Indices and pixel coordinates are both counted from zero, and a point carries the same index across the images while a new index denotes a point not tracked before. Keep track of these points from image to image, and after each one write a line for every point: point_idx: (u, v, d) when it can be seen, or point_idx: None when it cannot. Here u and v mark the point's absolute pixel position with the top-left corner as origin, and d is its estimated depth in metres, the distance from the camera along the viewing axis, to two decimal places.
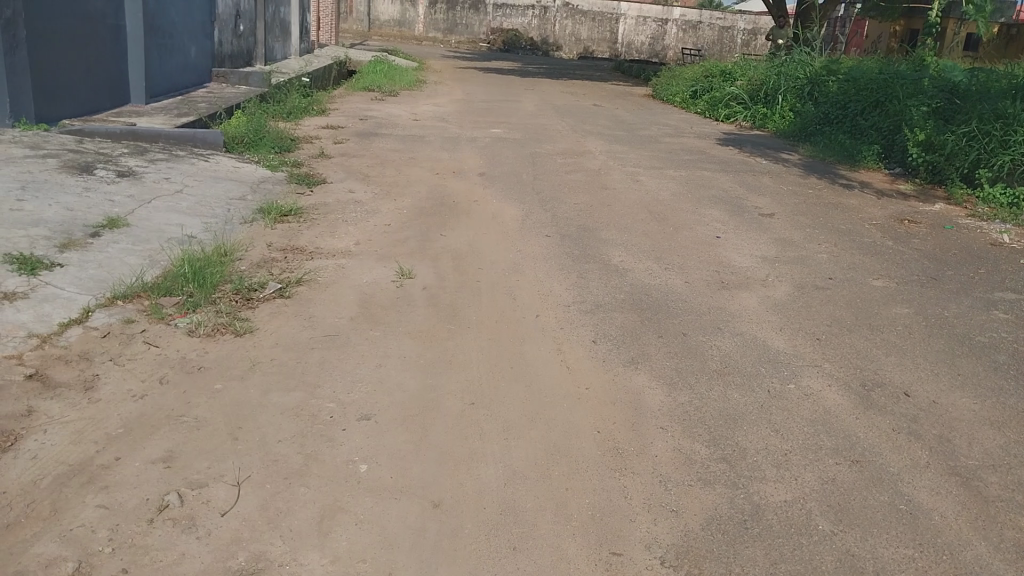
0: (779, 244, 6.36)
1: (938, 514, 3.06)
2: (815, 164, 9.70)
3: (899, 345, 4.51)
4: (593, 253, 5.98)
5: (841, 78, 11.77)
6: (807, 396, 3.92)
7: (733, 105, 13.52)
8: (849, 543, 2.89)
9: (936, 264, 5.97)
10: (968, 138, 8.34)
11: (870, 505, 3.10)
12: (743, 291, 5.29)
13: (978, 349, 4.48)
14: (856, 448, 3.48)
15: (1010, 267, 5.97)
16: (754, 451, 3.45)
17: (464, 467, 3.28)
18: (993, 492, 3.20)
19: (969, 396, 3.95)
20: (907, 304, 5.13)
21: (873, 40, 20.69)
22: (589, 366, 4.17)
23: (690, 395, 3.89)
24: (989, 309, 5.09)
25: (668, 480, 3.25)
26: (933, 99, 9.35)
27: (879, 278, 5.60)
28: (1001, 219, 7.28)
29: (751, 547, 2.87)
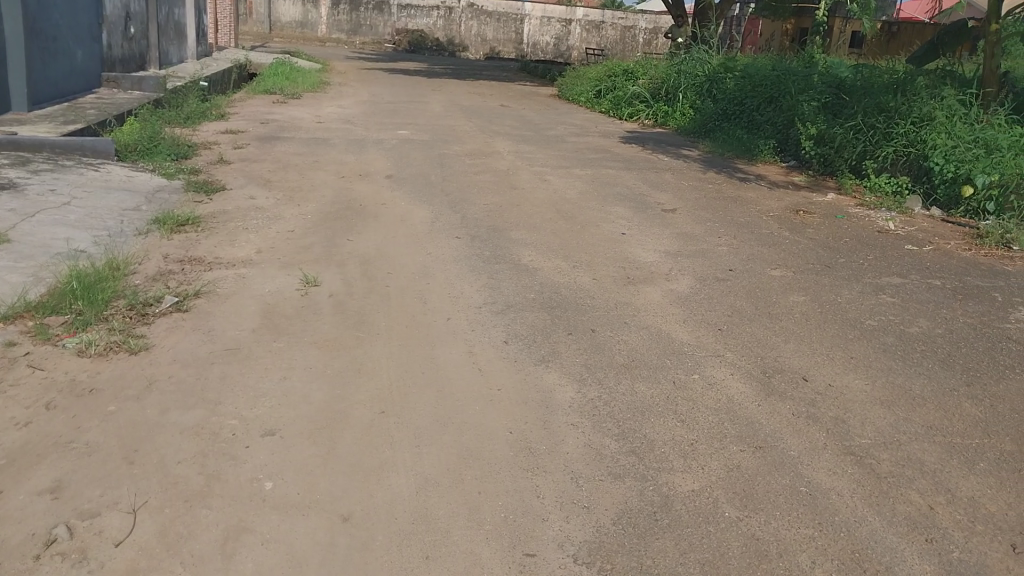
0: (681, 238, 6.52)
1: (835, 493, 3.19)
2: (715, 159, 10.00)
3: (795, 332, 4.69)
4: (503, 253, 5.99)
5: (737, 75, 12.16)
6: (711, 384, 4.03)
7: (636, 104, 13.80)
8: (754, 528, 2.97)
9: (829, 253, 6.24)
10: (855, 131, 8.76)
11: (773, 489, 3.21)
12: (649, 286, 5.40)
13: (868, 333, 4.70)
14: (758, 434, 3.59)
15: (896, 253, 6.29)
16: (661, 443, 3.51)
17: (374, 478, 3.22)
18: (885, 468, 3.35)
19: (861, 378, 4.13)
20: (802, 292, 5.33)
21: (766, 38, 21.39)
22: (500, 367, 4.16)
23: (600, 391, 3.94)
24: (877, 294, 5.35)
25: (579, 477, 3.27)
26: (822, 94, 9.79)
27: (776, 268, 5.81)
28: (887, 208, 7.66)
29: (661, 538, 2.91)
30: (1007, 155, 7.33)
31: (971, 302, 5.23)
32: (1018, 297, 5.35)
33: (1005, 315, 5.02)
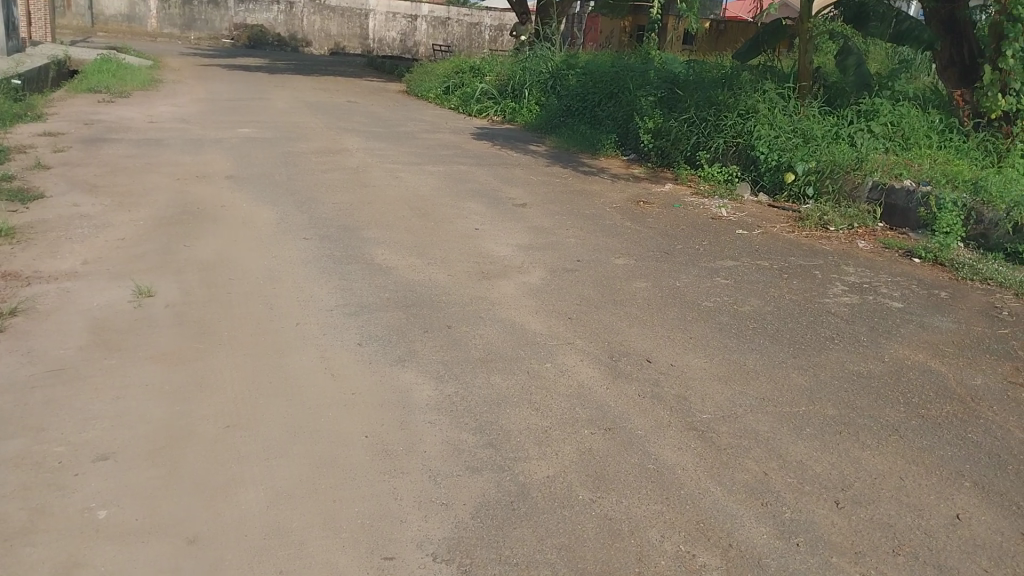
0: (531, 231, 6.64)
1: (681, 467, 3.36)
2: (562, 154, 10.26)
3: (640, 316, 4.90)
4: (353, 253, 5.87)
5: (579, 71, 12.53)
6: (563, 372, 4.14)
7: (484, 100, 13.91)
8: (607, 508, 3.08)
9: (668, 240, 6.56)
10: (689, 124, 9.26)
11: (624, 469, 3.33)
12: (502, 279, 5.47)
13: (705, 313, 4.99)
14: (607, 416, 3.72)
15: (728, 237, 6.70)
16: (517, 433, 3.56)
17: (221, 496, 3.07)
18: (724, 440, 3.57)
19: (701, 357, 4.38)
20: (644, 278, 5.58)
21: (606, 36, 22.14)
22: (354, 370, 4.08)
23: (456, 386, 3.95)
24: (712, 276, 5.68)
25: (436, 474, 3.26)
26: (658, 89, 10.29)
27: (621, 257, 6.04)
28: (720, 195, 8.16)
29: (519, 527, 2.96)
30: (821, 144, 7.95)
31: (795, 280, 5.66)
32: (835, 273, 5.83)
33: (824, 291, 5.47)
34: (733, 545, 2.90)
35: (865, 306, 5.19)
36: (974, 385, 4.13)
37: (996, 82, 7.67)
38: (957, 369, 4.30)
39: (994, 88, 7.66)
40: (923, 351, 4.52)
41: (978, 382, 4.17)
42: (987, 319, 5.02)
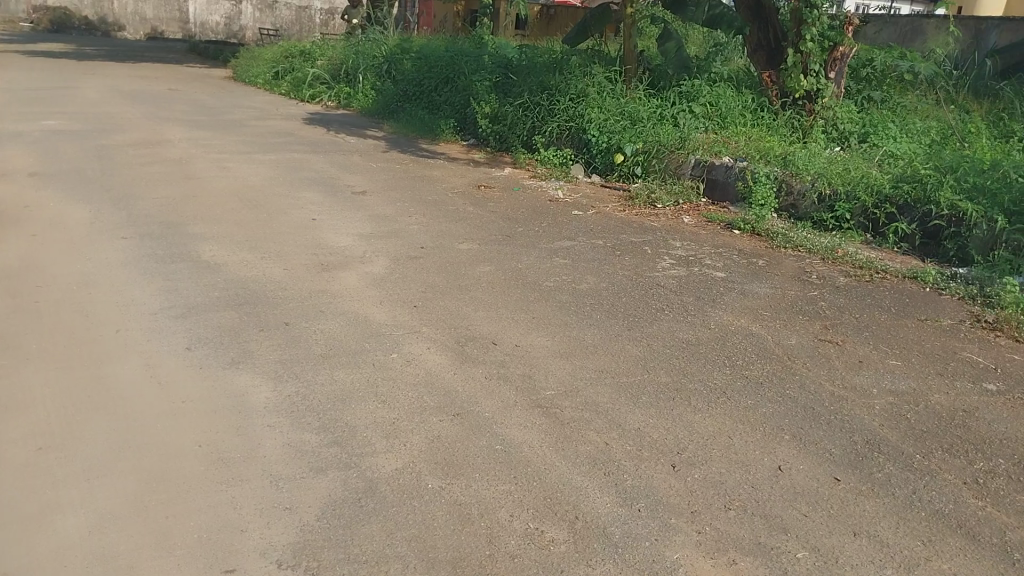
0: (372, 220, 6.51)
1: (527, 446, 3.42)
2: (399, 139, 10.12)
3: (484, 300, 4.93)
4: (180, 251, 5.51)
5: (413, 56, 12.42)
6: (409, 361, 4.09)
7: (316, 84, 13.45)
8: (457, 494, 3.08)
9: (509, 223, 6.64)
10: (524, 109, 9.42)
11: (472, 453, 3.35)
12: (342, 270, 5.32)
13: (546, 293, 5.09)
14: (455, 402, 3.72)
15: (565, 218, 6.88)
16: (363, 428, 3.48)
17: (36, 525, 2.80)
18: (568, 415, 3.66)
19: (544, 335, 4.47)
20: (487, 262, 5.61)
21: (439, 21, 21.97)
22: (184, 376, 3.83)
23: (297, 386, 3.80)
24: (552, 257, 5.80)
25: (279, 479, 3.14)
26: (492, 75, 10.40)
27: (464, 242, 6.05)
28: (556, 177, 8.35)
29: (368, 524, 2.90)
30: (647, 125, 8.32)
31: (628, 257, 5.89)
32: (664, 248, 6.13)
33: (654, 265, 5.73)
34: (579, 517, 2.99)
35: (692, 277, 5.50)
36: (790, 345, 4.47)
37: (799, 63, 8.28)
38: (774, 331, 4.64)
39: (797, 69, 8.27)
40: (745, 317, 4.85)
41: (793, 342, 4.52)
42: (799, 283, 5.45)
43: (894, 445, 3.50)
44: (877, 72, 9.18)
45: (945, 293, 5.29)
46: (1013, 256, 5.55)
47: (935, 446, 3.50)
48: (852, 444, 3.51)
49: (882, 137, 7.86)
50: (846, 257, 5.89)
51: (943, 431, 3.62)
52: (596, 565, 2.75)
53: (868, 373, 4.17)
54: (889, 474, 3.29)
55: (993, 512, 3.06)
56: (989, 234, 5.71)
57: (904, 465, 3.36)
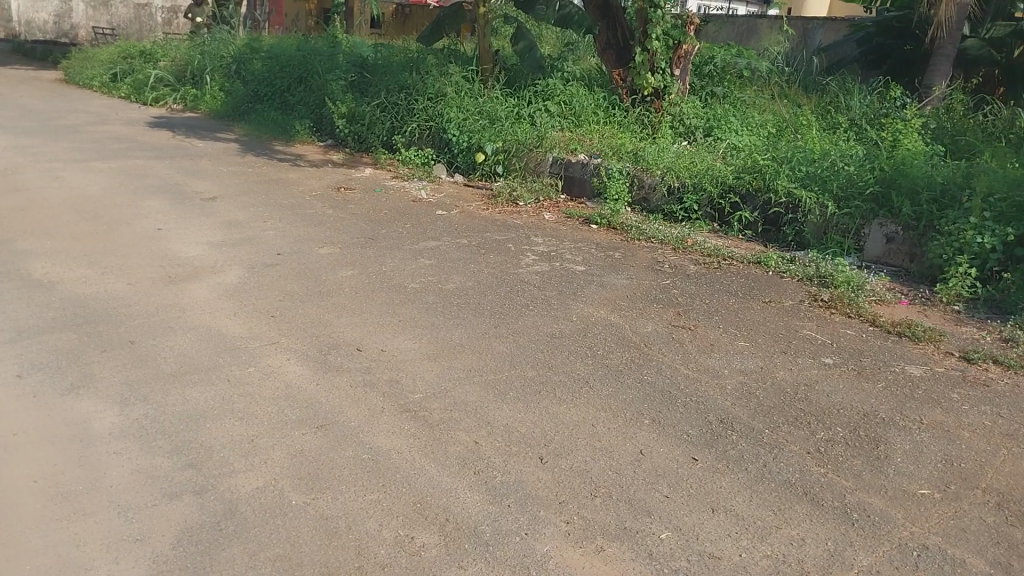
0: (225, 227, 6.22)
1: (395, 452, 3.36)
2: (252, 142, 9.73)
3: (347, 306, 4.81)
4: (7, 270, 5.05)
5: (263, 55, 11.98)
6: (268, 374, 3.93)
7: (159, 87, 12.74)
8: (322, 508, 2.99)
9: (370, 225, 6.53)
10: (382, 109, 9.31)
11: (337, 464, 3.26)
12: (193, 282, 5.05)
13: (410, 295, 5.04)
14: (319, 414, 3.61)
15: (428, 218, 6.83)
16: (220, 447, 3.32)
17: None
18: (436, 417, 3.63)
19: (409, 338, 4.41)
20: (349, 266, 5.49)
21: (291, 19, 21.26)
22: (15, 407, 3.51)
23: (145, 408, 3.57)
24: (416, 258, 5.75)
25: (127, 508, 2.93)
26: (347, 74, 10.21)
27: (323, 246, 5.89)
28: (418, 177, 8.29)
29: (228, 547, 2.76)
30: (505, 124, 8.41)
31: (492, 255, 5.92)
32: (526, 245, 6.21)
33: (518, 262, 5.80)
34: (449, 519, 2.97)
35: (554, 272, 5.60)
36: (647, 333, 4.64)
37: (646, 62, 8.68)
38: (633, 321, 4.80)
39: (644, 67, 8.67)
40: (605, 308, 4.99)
41: (650, 330, 4.69)
42: (654, 273, 5.66)
43: (745, 422, 3.70)
44: (718, 69, 9.78)
45: (785, 275, 5.64)
46: (843, 238, 6.04)
47: (781, 420, 3.72)
48: (708, 424, 3.68)
49: (725, 131, 8.28)
50: (696, 247, 6.18)
51: (788, 406, 3.86)
52: (468, 566, 2.74)
53: (719, 355, 4.38)
54: (741, 450, 3.47)
55: (834, 478, 3.29)
56: (822, 218, 6.13)
57: (754, 440, 3.56)
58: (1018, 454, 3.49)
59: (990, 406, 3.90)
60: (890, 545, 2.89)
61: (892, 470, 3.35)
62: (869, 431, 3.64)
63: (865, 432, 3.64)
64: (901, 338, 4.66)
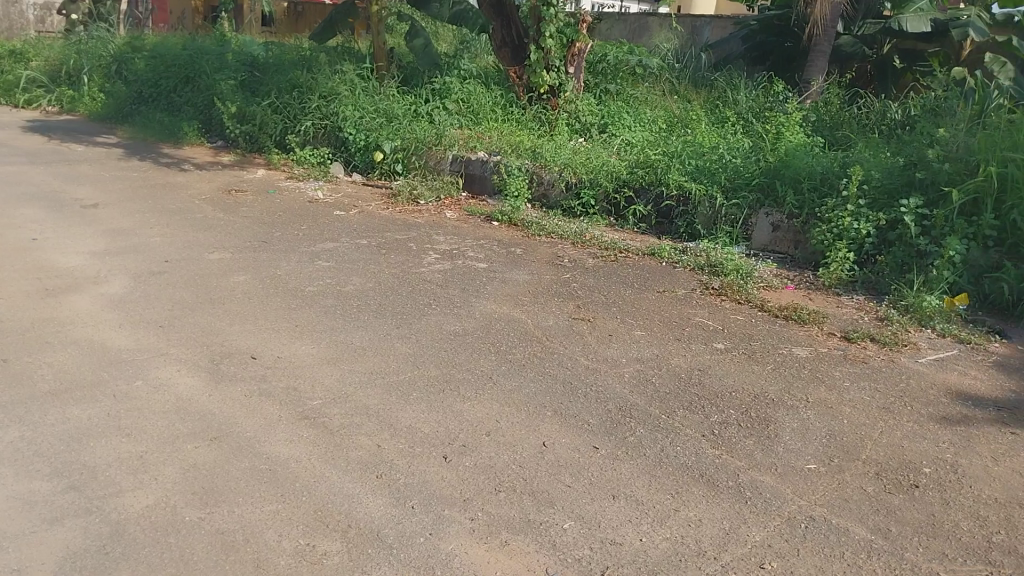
0: (107, 235, 5.91)
1: (294, 460, 3.28)
2: (137, 145, 9.29)
3: (241, 312, 4.66)
4: None
5: (146, 54, 11.46)
6: (158, 387, 3.77)
7: (32, 88, 12.01)
8: (218, 522, 2.89)
9: (265, 228, 6.34)
10: (274, 109, 9.06)
11: (233, 476, 3.15)
12: (73, 294, 4.78)
13: (308, 298, 4.93)
14: (213, 425, 3.48)
15: (325, 219, 6.69)
16: (105, 466, 3.16)
17: None
18: (336, 422, 3.57)
19: (308, 343, 4.32)
20: (243, 271, 5.32)
21: (176, 16, 20.42)
22: None
23: (21, 430, 3.35)
24: (314, 260, 5.62)
25: (3, 538, 2.75)
26: (237, 73, 9.89)
27: (215, 251, 5.69)
28: (314, 177, 8.11)
29: (116, 571, 2.63)
30: (402, 122, 8.33)
31: (392, 255, 5.85)
32: (427, 243, 6.17)
33: (419, 261, 5.75)
34: (351, 525, 2.92)
35: (455, 270, 5.59)
36: (548, 326, 4.69)
37: (541, 60, 8.78)
38: (533, 315, 4.85)
39: (539, 65, 8.76)
40: (506, 303, 5.02)
41: (551, 323, 4.75)
42: (554, 267, 5.74)
43: (644, 409, 3.79)
44: (611, 66, 10.00)
45: (679, 265, 5.82)
46: (732, 228, 6.28)
47: (677, 405, 3.84)
48: (608, 413, 3.75)
49: (619, 126, 8.46)
50: (595, 240, 6.30)
51: (683, 391, 3.98)
52: (372, 571, 2.70)
53: (618, 345, 4.48)
54: (640, 437, 3.56)
55: (727, 458, 3.42)
56: (712, 210, 6.36)
57: (652, 426, 3.65)
58: (895, 425, 3.71)
59: (868, 382, 4.13)
60: (780, 519, 3.02)
61: (781, 447, 3.51)
62: (759, 411, 3.80)
63: (755, 412, 3.80)
64: (787, 321, 4.88)
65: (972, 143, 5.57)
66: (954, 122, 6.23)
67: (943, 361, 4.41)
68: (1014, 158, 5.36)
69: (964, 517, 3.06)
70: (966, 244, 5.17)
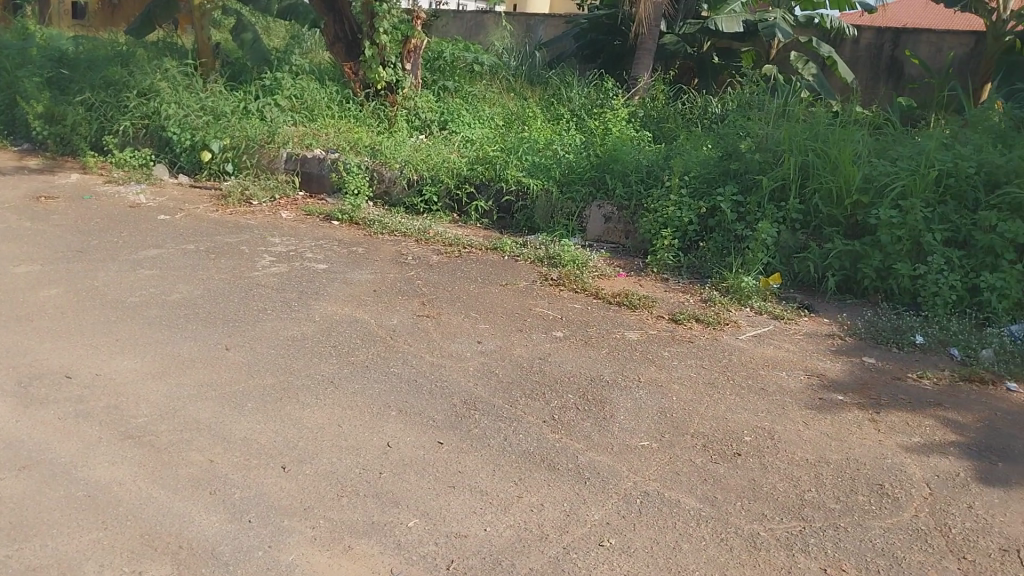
0: None
1: (117, 483, 3.06)
2: None
3: (53, 329, 4.29)
4: None
5: None
6: None
7: None
8: (29, 558, 2.65)
9: (80, 236, 5.87)
10: (88, 109, 8.41)
11: (47, 507, 2.90)
12: None
13: (130, 310, 4.61)
14: (21, 454, 3.19)
15: (149, 225, 6.28)
16: None
17: None
18: (164, 439, 3.36)
19: (131, 358, 4.04)
20: (55, 284, 4.90)
21: None
22: None
23: None
24: (137, 269, 5.28)
25: None
26: (42, 70, 9.09)
27: (21, 264, 5.20)
28: (135, 180, 7.60)
29: None
30: (231, 120, 7.96)
31: (223, 260, 5.58)
32: (262, 246, 5.94)
33: (253, 265, 5.53)
34: (182, 546, 2.76)
35: (293, 272, 5.41)
36: (392, 325, 4.65)
37: (376, 56, 8.65)
38: (376, 314, 4.78)
39: (375, 61, 8.62)
40: (347, 304, 4.92)
41: (394, 322, 4.70)
42: (396, 265, 5.69)
43: (487, 401, 3.84)
44: (447, 63, 10.04)
45: (520, 258, 5.94)
46: (569, 221, 6.48)
47: (519, 394, 3.92)
48: (452, 407, 3.77)
49: (458, 123, 8.49)
50: (437, 236, 6.30)
51: (525, 379, 4.07)
52: None
53: (461, 339, 4.51)
54: (483, 428, 3.60)
55: (567, 441, 3.52)
56: (549, 203, 6.54)
57: (495, 416, 3.71)
58: (719, 399, 3.98)
59: (695, 359, 4.40)
60: (617, 496, 3.16)
61: (617, 427, 3.66)
62: (598, 394, 3.95)
63: (593, 395, 3.94)
64: (621, 307, 5.10)
65: (778, 134, 6.03)
66: (763, 116, 6.72)
67: (760, 336, 4.77)
68: (814, 148, 5.85)
69: (780, 479, 3.32)
70: (776, 228, 5.61)
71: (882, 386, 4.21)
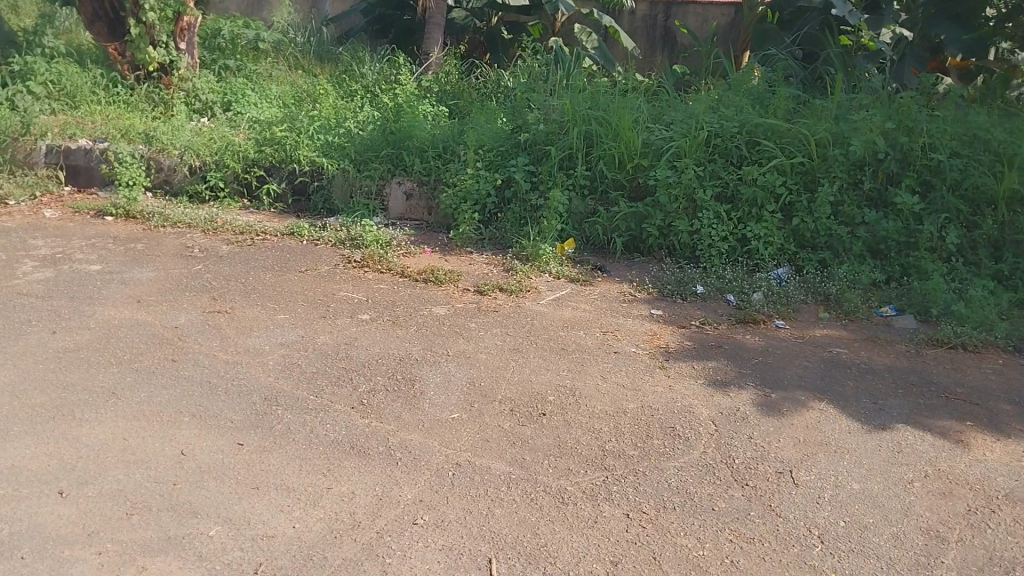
0: None
1: None
2: None
3: None
4: None
5: None
6: None
7: None
8: None
9: None
10: None
11: None
12: None
13: None
14: None
15: None
16: None
17: None
18: None
19: None
20: None
21: None
22: None
23: None
24: None
25: None
26: None
27: None
28: None
29: None
30: None
31: None
32: (22, 250, 5.32)
33: (13, 272, 4.94)
34: None
35: (61, 277, 4.90)
36: (179, 325, 4.34)
37: (144, 35, 7.99)
38: (161, 315, 4.45)
39: (143, 40, 7.97)
40: (128, 307, 4.53)
41: (182, 321, 4.39)
42: (183, 260, 5.30)
43: (289, 394, 3.69)
44: (227, 42, 9.46)
45: (319, 242, 5.75)
46: (369, 201, 6.33)
47: (324, 382, 3.80)
48: (251, 405, 3.59)
49: (243, 103, 8.04)
50: (226, 225, 5.95)
51: (329, 367, 3.95)
52: None
53: (259, 333, 4.29)
54: (287, 423, 3.46)
55: (376, 425, 3.47)
56: (346, 183, 6.38)
57: (299, 409, 3.57)
58: (524, 363, 4.08)
59: (499, 328, 4.48)
60: (429, 473, 3.15)
61: (426, 404, 3.66)
62: (406, 373, 3.92)
63: (401, 374, 3.91)
64: (426, 284, 5.09)
65: (563, 105, 6.24)
66: (549, 86, 6.92)
67: (559, 299, 4.94)
68: (596, 116, 6.11)
69: (582, 433, 3.47)
70: (568, 195, 5.82)
71: (672, 335, 4.51)
